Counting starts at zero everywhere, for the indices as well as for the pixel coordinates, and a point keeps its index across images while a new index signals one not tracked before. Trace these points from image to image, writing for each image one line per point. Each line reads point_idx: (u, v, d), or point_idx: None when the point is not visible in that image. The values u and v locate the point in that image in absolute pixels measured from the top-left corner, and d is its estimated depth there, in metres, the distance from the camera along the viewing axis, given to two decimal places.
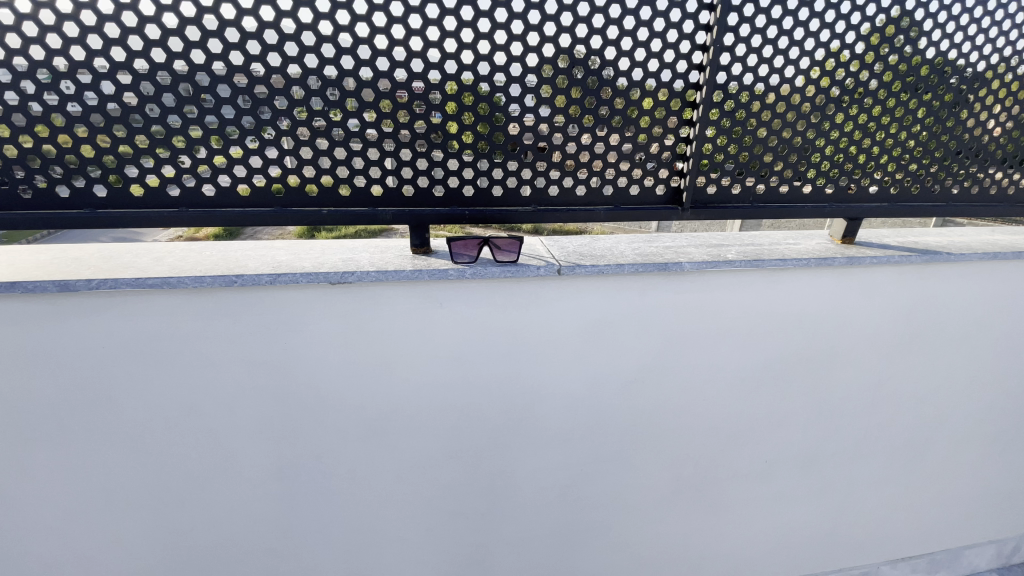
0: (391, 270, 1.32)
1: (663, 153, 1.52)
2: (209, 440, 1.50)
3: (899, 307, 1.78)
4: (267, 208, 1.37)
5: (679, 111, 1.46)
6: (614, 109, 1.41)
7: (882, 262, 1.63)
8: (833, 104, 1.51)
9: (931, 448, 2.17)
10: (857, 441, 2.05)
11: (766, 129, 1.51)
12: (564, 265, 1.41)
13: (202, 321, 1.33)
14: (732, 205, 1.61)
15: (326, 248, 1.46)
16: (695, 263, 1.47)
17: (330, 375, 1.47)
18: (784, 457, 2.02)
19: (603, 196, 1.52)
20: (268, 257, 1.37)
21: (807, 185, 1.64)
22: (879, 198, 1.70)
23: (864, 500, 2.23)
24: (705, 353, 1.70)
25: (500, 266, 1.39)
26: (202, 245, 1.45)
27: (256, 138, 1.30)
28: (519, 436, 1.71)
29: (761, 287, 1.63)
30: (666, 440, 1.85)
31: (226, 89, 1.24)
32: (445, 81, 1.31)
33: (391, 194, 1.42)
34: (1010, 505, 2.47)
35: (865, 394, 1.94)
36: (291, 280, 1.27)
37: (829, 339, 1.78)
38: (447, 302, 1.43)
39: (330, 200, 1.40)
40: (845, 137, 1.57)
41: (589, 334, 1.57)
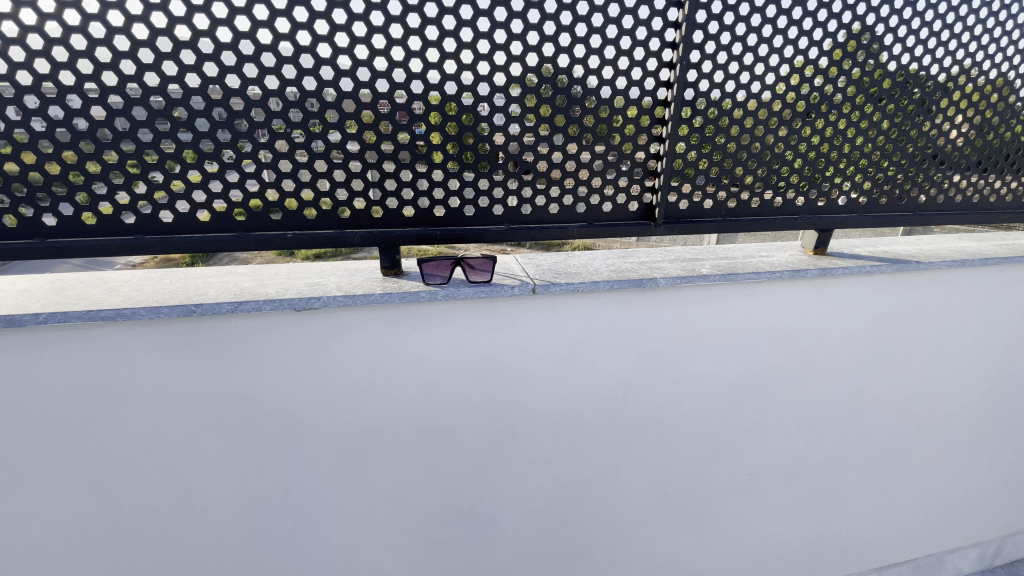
0: (360, 295, 1.28)
1: (634, 169, 1.51)
2: (171, 477, 1.42)
3: (873, 315, 1.79)
4: (229, 234, 1.32)
5: (649, 128, 1.47)
6: (585, 126, 1.40)
7: (854, 272, 1.65)
8: (799, 118, 1.54)
9: (911, 455, 2.18)
10: (838, 449, 2.05)
11: (735, 143, 1.52)
12: (538, 284, 1.39)
13: (161, 353, 1.26)
14: (705, 219, 1.61)
15: (292, 272, 1.41)
16: (669, 278, 1.46)
17: (300, 405, 1.41)
18: (768, 468, 2.01)
19: (576, 213, 1.51)
20: (230, 284, 1.32)
21: (778, 198, 1.65)
22: (848, 209, 1.72)
23: (848, 509, 2.23)
24: (685, 367, 1.69)
25: (473, 287, 1.36)
26: (161, 273, 1.39)
27: (216, 162, 1.26)
28: (499, 460, 1.67)
29: (737, 300, 1.63)
30: (649, 457, 1.83)
31: (183, 112, 1.20)
32: (412, 101, 1.28)
33: (359, 216, 1.38)
34: (991, 508, 2.49)
35: (844, 402, 1.94)
36: (254, 308, 1.22)
37: (806, 350, 1.79)
38: (420, 324, 1.40)
39: (295, 223, 1.36)
40: (813, 150, 1.60)
41: (567, 352, 1.55)
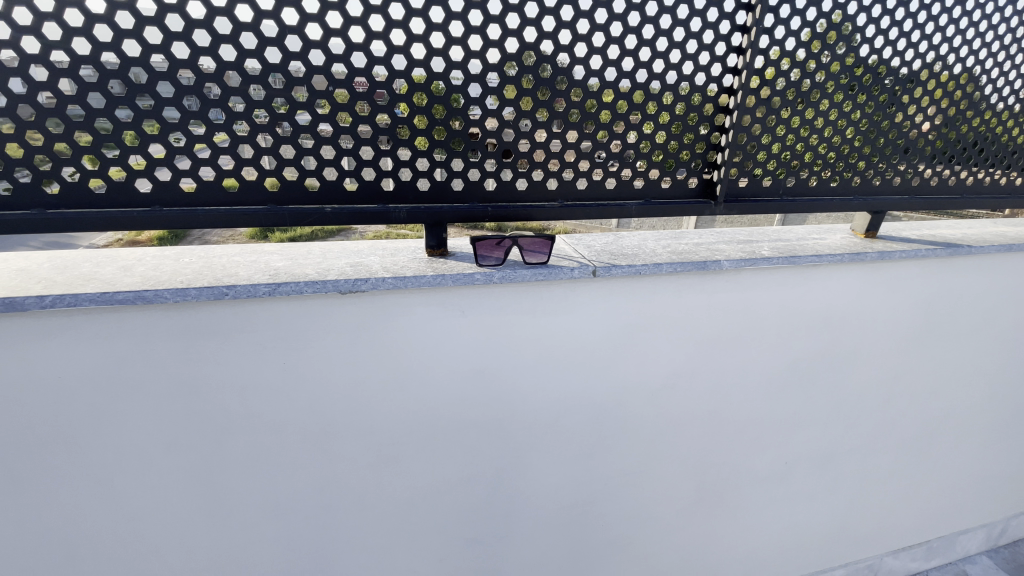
0: (411, 276, 1.15)
1: (696, 143, 1.41)
2: (191, 479, 1.27)
3: (921, 301, 1.74)
4: (258, 206, 1.17)
5: (714, 99, 1.37)
6: (650, 95, 1.29)
7: (909, 256, 1.59)
8: (864, 93, 1.45)
9: (937, 440, 2.17)
10: (870, 435, 2.02)
11: (800, 117, 1.43)
12: (599, 266, 1.28)
13: (186, 341, 1.13)
14: (764, 198, 1.52)
15: (327, 250, 1.27)
16: (733, 261, 1.38)
17: (337, 395, 1.29)
18: (803, 456, 1.96)
19: (633, 189, 1.40)
20: (261, 263, 1.18)
21: (836, 178, 1.57)
22: (902, 190, 1.66)
23: (873, 494, 2.20)
24: (733, 354, 1.62)
25: (531, 269, 1.24)
26: (177, 250, 1.23)
27: (247, 123, 1.10)
28: (542, 452, 1.57)
29: (792, 285, 1.55)
30: (689, 445, 1.76)
31: (209, 62, 1.04)
32: (469, 59, 1.15)
33: (403, 190, 1.24)
34: (1003, 490, 2.52)
35: (881, 389, 1.91)
36: (294, 291, 1.08)
37: (853, 336, 1.73)
38: (469, 310, 1.28)
39: (333, 196, 1.20)
40: (875, 127, 1.51)
41: (619, 339, 1.46)
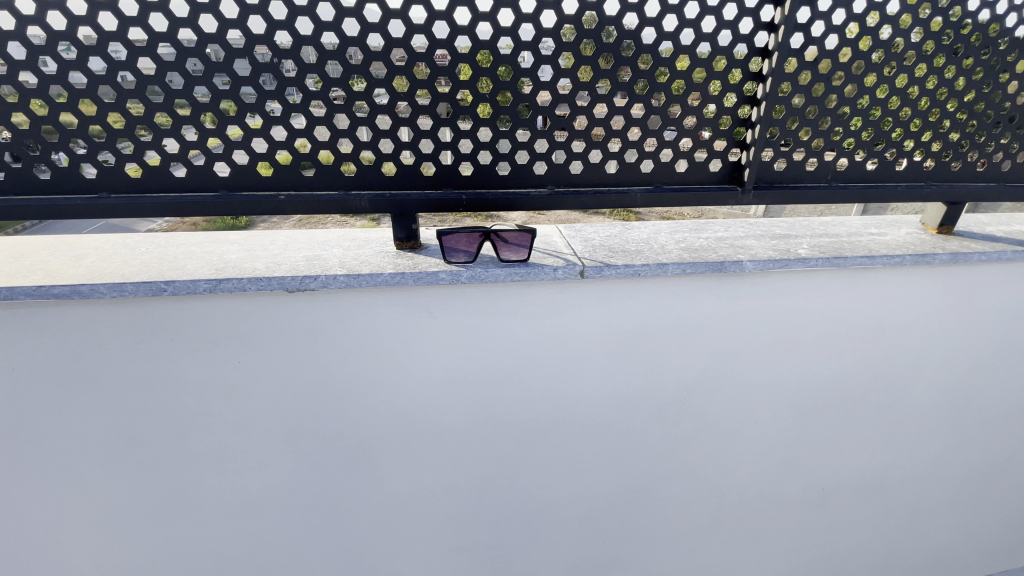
0: (366, 274, 1.03)
1: (720, 118, 1.16)
2: (159, 472, 1.24)
3: (1007, 313, 1.42)
4: (209, 193, 1.07)
5: (744, 63, 1.11)
6: (659, 59, 1.06)
7: (994, 258, 1.28)
8: (947, 52, 1.14)
9: (1019, 473, 1.82)
10: (932, 464, 1.72)
11: (857, 84, 1.15)
12: (588, 265, 1.10)
13: (136, 336, 1.07)
14: (805, 185, 1.26)
15: (290, 242, 1.17)
16: (757, 262, 1.16)
17: (300, 397, 1.20)
18: (845, 482, 1.70)
19: (640, 174, 1.19)
20: (214, 256, 1.09)
21: (902, 160, 1.28)
22: (992, 176, 1.33)
23: (933, 528, 1.90)
24: (759, 367, 1.39)
25: (506, 267, 1.08)
26: (138, 239, 1.17)
27: (189, 102, 0.99)
28: (531, 463, 1.44)
29: (836, 290, 1.30)
30: (705, 464, 1.56)
31: (141, 34, 0.93)
32: (433, 22, 0.98)
33: (366, 174, 1.10)
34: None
35: (949, 413, 1.60)
36: (236, 288, 0.99)
37: (913, 351, 1.45)
38: (439, 311, 1.14)
39: (288, 182, 1.08)
40: (958, 97, 1.20)
41: (617, 347, 1.27)
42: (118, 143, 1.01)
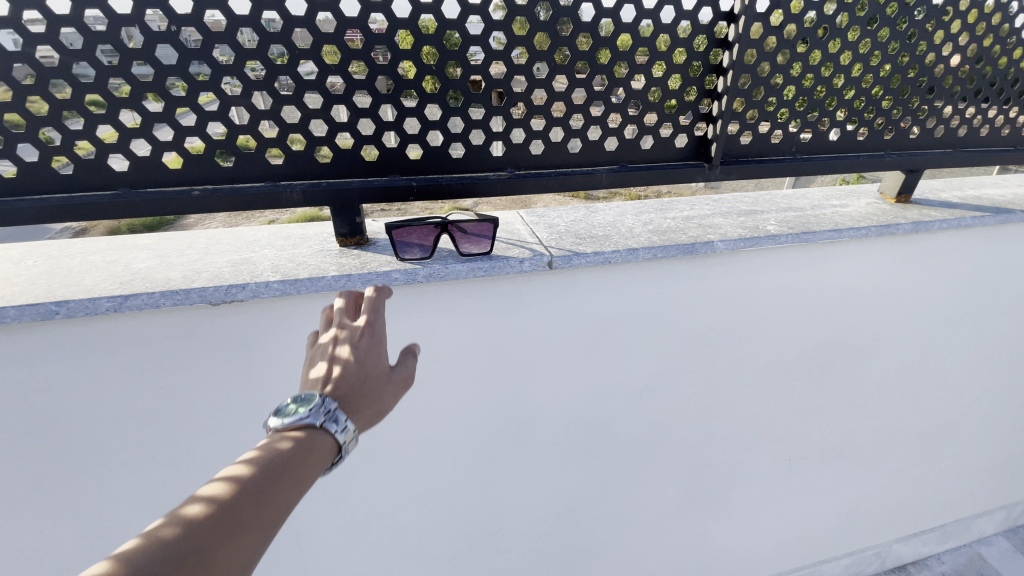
0: (304, 278, 0.89)
1: (685, 89, 1.09)
2: (78, 517, 1.07)
3: (960, 278, 1.45)
4: (106, 192, 0.89)
5: (708, 29, 1.04)
6: (621, 24, 0.97)
7: (951, 226, 1.29)
8: (908, 15, 1.11)
9: (968, 428, 1.90)
10: (890, 427, 1.77)
11: (822, 51, 1.10)
12: (556, 255, 1.01)
13: (28, 368, 0.89)
14: (771, 158, 1.21)
15: (213, 245, 1.02)
16: (728, 242, 1.10)
17: (240, 419, 1.06)
18: (811, 451, 1.73)
19: (604, 152, 1.10)
20: (119, 266, 0.92)
21: (863, 129, 1.25)
22: (946, 143, 1.34)
23: (890, 485, 1.97)
24: (729, 347, 1.36)
25: (467, 262, 0.97)
26: (24, 250, 0.98)
27: (68, 82, 0.81)
28: (503, 464, 1.36)
29: (803, 265, 1.28)
30: (679, 447, 1.53)
31: None
32: None
33: (298, 163, 0.96)
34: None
35: (906, 377, 1.64)
36: (147, 304, 0.83)
37: (874, 321, 1.46)
38: (393, 313, 1.03)
39: (204, 174, 0.93)
40: (917, 62, 1.18)
41: (588, 338, 1.21)
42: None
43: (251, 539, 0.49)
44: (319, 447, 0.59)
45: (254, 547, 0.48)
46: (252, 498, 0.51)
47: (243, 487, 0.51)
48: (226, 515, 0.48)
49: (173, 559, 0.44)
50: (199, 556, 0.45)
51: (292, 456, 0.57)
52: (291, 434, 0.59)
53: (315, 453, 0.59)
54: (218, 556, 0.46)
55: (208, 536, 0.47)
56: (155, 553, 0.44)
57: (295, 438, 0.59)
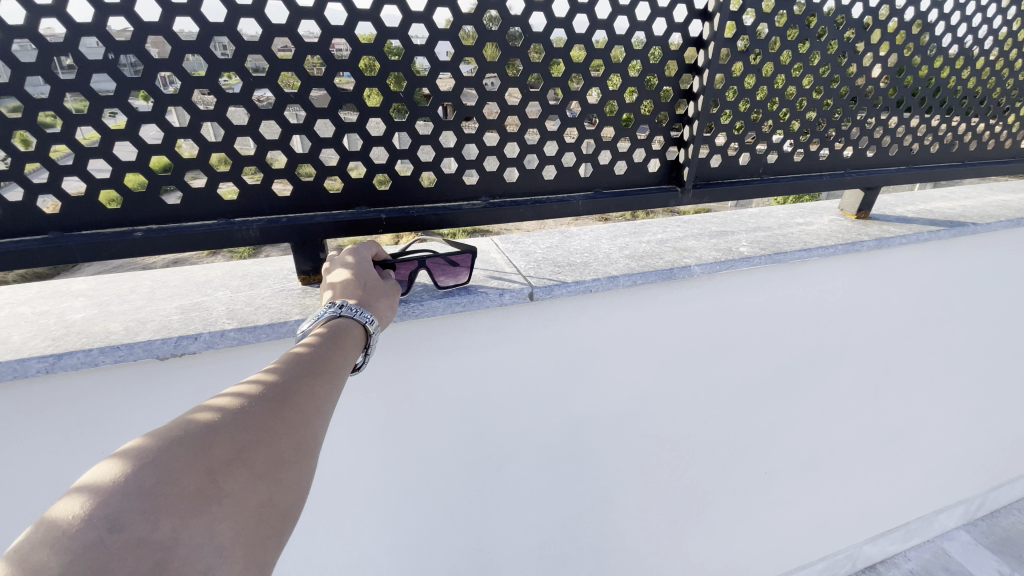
0: (265, 324, 0.81)
1: (657, 114, 1.08)
2: None
3: (918, 290, 1.50)
4: (33, 236, 0.79)
5: (678, 54, 1.03)
6: (594, 50, 0.95)
7: (909, 241, 1.34)
8: (863, 41, 1.16)
9: (929, 431, 1.97)
10: (859, 435, 1.81)
11: (786, 76, 1.12)
12: (536, 286, 0.97)
13: None
14: (741, 180, 1.22)
15: (160, 289, 0.93)
16: (705, 265, 1.10)
17: None
18: (785, 463, 1.75)
19: (579, 178, 1.08)
20: (50, 319, 0.82)
21: (825, 149, 1.29)
22: (899, 160, 1.40)
23: (859, 491, 2.02)
24: (707, 368, 1.36)
25: (443, 297, 0.92)
26: None
27: None
28: (483, 501, 1.30)
29: (774, 283, 1.29)
30: (659, 470, 1.52)
31: None
32: (325, 3, 0.78)
33: (256, 198, 0.89)
34: (995, 469, 2.36)
35: (872, 387, 1.69)
36: (83, 363, 0.74)
37: (841, 334, 1.49)
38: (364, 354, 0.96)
39: (148, 212, 0.84)
40: (872, 85, 1.23)
41: (567, 368, 1.17)
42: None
43: (310, 412, 0.54)
44: (340, 334, 0.67)
45: (316, 414, 0.54)
46: (303, 382, 0.56)
47: (287, 377, 0.56)
48: (285, 396, 0.54)
49: (256, 429, 0.49)
50: (277, 425, 0.51)
51: (319, 348, 0.63)
52: (314, 330, 0.68)
53: (337, 339, 0.67)
54: (293, 426, 0.52)
55: (278, 412, 0.52)
56: (240, 428, 0.48)
57: (320, 334, 0.66)
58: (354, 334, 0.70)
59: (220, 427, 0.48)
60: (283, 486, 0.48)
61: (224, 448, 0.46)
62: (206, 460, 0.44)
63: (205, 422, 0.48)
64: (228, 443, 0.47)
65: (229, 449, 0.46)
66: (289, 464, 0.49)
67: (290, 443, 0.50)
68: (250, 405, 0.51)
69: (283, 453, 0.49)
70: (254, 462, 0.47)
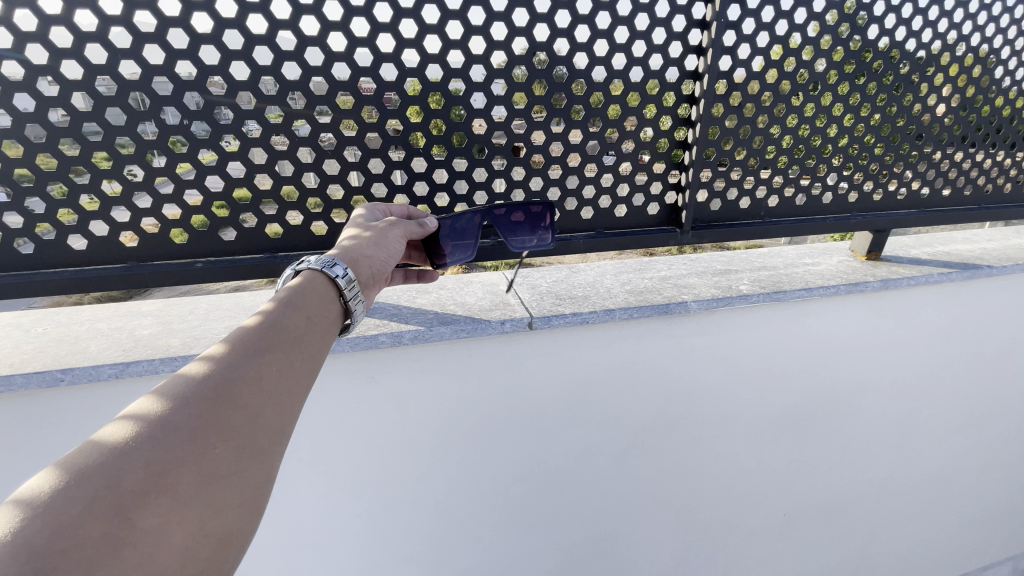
0: None
1: (655, 162, 1.18)
2: None
3: (938, 332, 1.48)
4: (115, 265, 0.97)
5: (672, 109, 1.14)
6: (593, 107, 1.07)
7: (919, 283, 1.35)
8: (857, 93, 1.22)
9: (967, 481, 1.88)
10: (886, 481, 1.76)
11: (781, 126, 1.20)
12: (537, 317, 1.07)
13: (27, 438, 0.92)
14: (741, 222, 1.29)
15: (213, 312, 1.08)
16: (702, 301, 1.16)
17: None
18: (805, 507, 1.71)
19: (581, 220, 1.18)
20: (123, 334, 0.98)
21: (828, 193, 1.34)
22: (908, 204, 1.43)
23: (892, 542, 1.93)
24: (713, 403, 1.39)
25: (451, 325, 1.03)
26: (35, 320, 1.05)
27: (87, 169, 0.89)
28: (491, 523, 1.36)
29: (778, 321, 1.33)
30: (669, 505, 1.53)
31: (26, 99, 0.82)
32: (358, 78, 0.93)
33: (295, 235, 1.04)
34: None
35: (897, 431, 1.65)
36: (147, 371, 0.89)
37: (856, 374, 1.49)
38: (381, 375, 1.07)
39: (207, 247, 1.01)
40: (871, 133, 1.29)
41: (571, 396, 1.24)
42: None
43: (249, 408, 0.50)
44: (302, 305, 0.64)
45: (259, 410, 0.51)
46: (241, 374, 0.52)
47: (221, 373, 0.51)
48: (218, 396, 0.49)
49: (184, 443, 0.45)
50: (206, 434, 0.47)
51: (267, 325, 0.58)
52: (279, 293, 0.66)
53: (298, 311, 0.63)
54: (227, 431, 0.48)
55: (212, 416, 0.48)
56: (158, 446, 0.44)
57: (279, 301, 0.63)
58: (324, 291, 0.68)
59: (134, 451, 0.43)
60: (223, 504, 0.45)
61: (138, 476, 0.42)
62: (114, 496, 0.40)
63: (115, 447, 0.43)
64: (143, 469, 0.42)
65: (142, 476, 0.42)
66: (226, 475, 0.46)
67: (224, 455, 0.47)
68: (170, 417, 0.46)
69: (222, 465, 0.46)
70: (183, 484, 0.43)
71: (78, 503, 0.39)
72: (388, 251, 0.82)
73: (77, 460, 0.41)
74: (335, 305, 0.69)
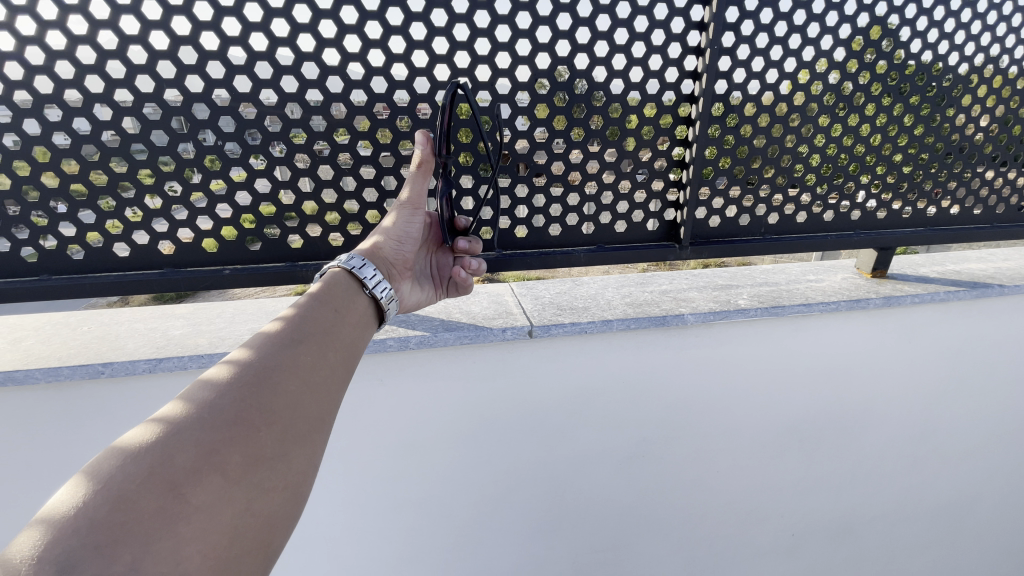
0: None
1: (654, 180, 1.23)
2: None
3: (947, 351, 1.47)
4: (153, 271, 1.07)
5: (670, 130, 1.19)
6: (593, 129, 1.13)
7: (924, 301, 1.35)
8: (856, 114, 1.25)
9: (986, 507, 1.83)
10: (899, 504, 1.72)
11: (778, 147, 1.24)
12: (536, 325, 1.12)
13: (69, 424, 1.02)
14: (741, 238, 1.33)
15: (237, 316, 1.17)
16: (699, 314, 1.20)
17: None
18: (813, 526, 1.69)
19: (582, 235, 1.24)
20: (158, 333, 1.08)
21: (829, 211, 1.37)
22: (913, 222, 1.44)
23: (906, 567, 1.88)
24: (714, 416, 1.41)
25: (454, 331, 1.09)
26: (81, 319, 1.15)
27: (133, 185, 0.99)
28: (493, 527, 1.40)
29: (779, 336, 1.35)
30: (672, 518, 1.54)
31: (85, 123, 0.93)
32: (374, 103, 1.01)
33: (315, 246, 1.13)
34: None
35: (907, 452, 1.63)
36: (177, 366, 0.97)
37: (861, 392, 1.49)
38: (388, 378, 1.14)
39: (235, 255, 1.10)
40: (873, 153, 1.31)
41: (571, 404, 1.29)
42: (51, 204, 0.97)
43: (285, 398, 0.55)
44: (332, 302, 0.70)
45: (294, 398, 0.56)
46: (275, 365, 0.57)
47: (258, 363, 0.56)
48: (256, 385, 0.54)
49: (227, 427, 0.50)
50: (246, 421, 0.52)
51: (299, 320, 0.64)
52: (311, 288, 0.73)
53: (328, 308, 0.69)
54: (265, 419, 0.53)
55: (251, 403, 0.53)
56: (204, 429, 0.49)
57: (309, 295, 0.69)
58: (350, 286, 0.75)
59: (182, 434, 0.48)
60: (263, 487, 0.49)
61: (189, 454, 0.47)
62: (167, 472, 0.45)
63: (165, 429, 0.48)
64: (192, 449, 0.47)
65: (192, 456, 0.47)
66: (265, 457, 0.51)
67: (262, 439, 0.51)
68: (216, 402, 0.51)
69: (262, 450, 0.51)
70: (228, 467, 0.48)
71: (137, 476, 0.44)
72: (411, 240, 0.90)
73: (135, 442, 0.46)
74: (363, 299, 0.75)
